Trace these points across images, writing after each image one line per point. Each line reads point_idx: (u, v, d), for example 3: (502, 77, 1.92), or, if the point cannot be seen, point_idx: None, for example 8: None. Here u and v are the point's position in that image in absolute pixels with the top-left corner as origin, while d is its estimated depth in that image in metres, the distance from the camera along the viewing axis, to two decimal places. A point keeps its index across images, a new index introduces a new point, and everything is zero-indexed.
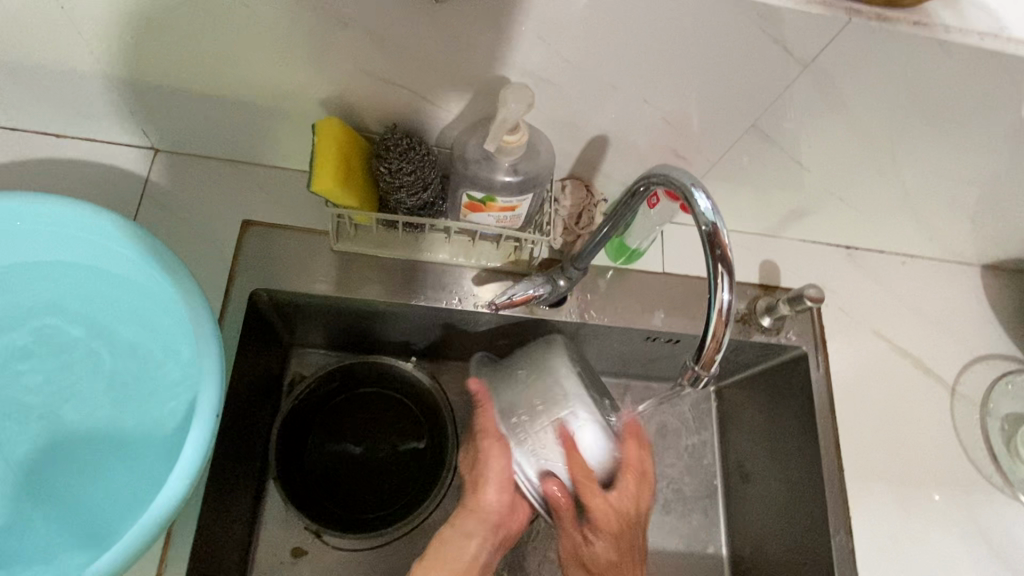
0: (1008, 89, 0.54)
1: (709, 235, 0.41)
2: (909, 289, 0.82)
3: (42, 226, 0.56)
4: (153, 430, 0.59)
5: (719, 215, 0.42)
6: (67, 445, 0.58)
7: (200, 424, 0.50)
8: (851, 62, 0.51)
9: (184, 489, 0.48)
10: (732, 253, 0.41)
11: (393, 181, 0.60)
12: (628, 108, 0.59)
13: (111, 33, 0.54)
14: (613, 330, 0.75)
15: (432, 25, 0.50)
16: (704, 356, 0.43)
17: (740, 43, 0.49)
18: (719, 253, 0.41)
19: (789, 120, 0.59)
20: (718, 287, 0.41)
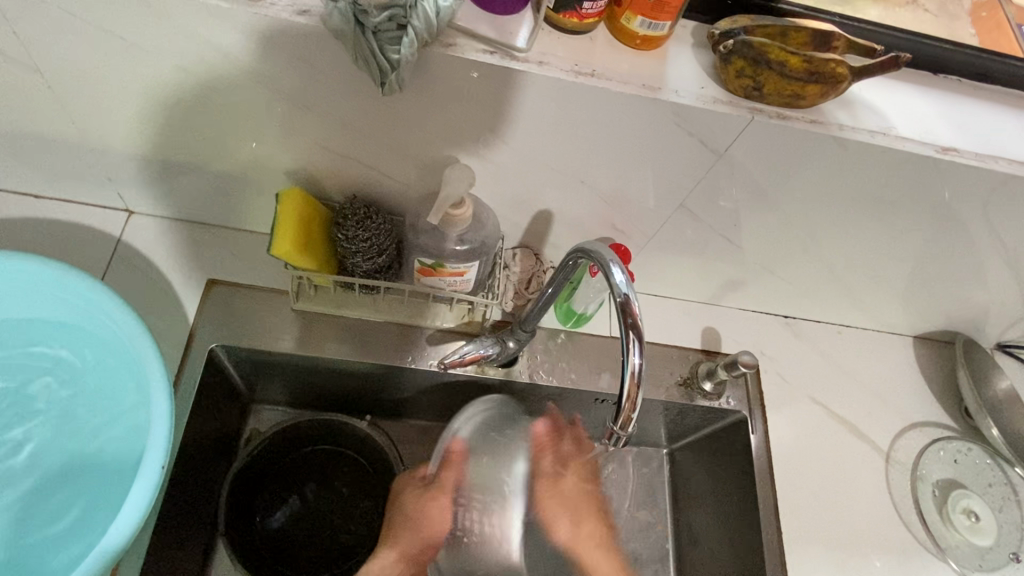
0: (903, 179, 0.60)
1: (623, 305, 0.46)
2: (845, 357, 0.87)
3: (12, 282, 0.59)
4: (105, 481, 0.60)
5: (633, 287, 0.47)
6: (29, 492, 0.61)
7: (144, 479, 0.52)
8: (760, 152, 0.57)
9: (122, 543, 0.50)
10: (642, 321, 0.46)
11: (350, 246, 0.64)
12: (568, 187, 0.64)
13: (96, 104, 0.60)
14: (562, 391, 0.77)
15: (386, 111, 0.56)
16: (621, 415, 0.48)
17: (662, 134, 0.56)
18: (630, 321, 0.46)
19: (716, 200, 0.65)
20: (628, 350, 0.46)
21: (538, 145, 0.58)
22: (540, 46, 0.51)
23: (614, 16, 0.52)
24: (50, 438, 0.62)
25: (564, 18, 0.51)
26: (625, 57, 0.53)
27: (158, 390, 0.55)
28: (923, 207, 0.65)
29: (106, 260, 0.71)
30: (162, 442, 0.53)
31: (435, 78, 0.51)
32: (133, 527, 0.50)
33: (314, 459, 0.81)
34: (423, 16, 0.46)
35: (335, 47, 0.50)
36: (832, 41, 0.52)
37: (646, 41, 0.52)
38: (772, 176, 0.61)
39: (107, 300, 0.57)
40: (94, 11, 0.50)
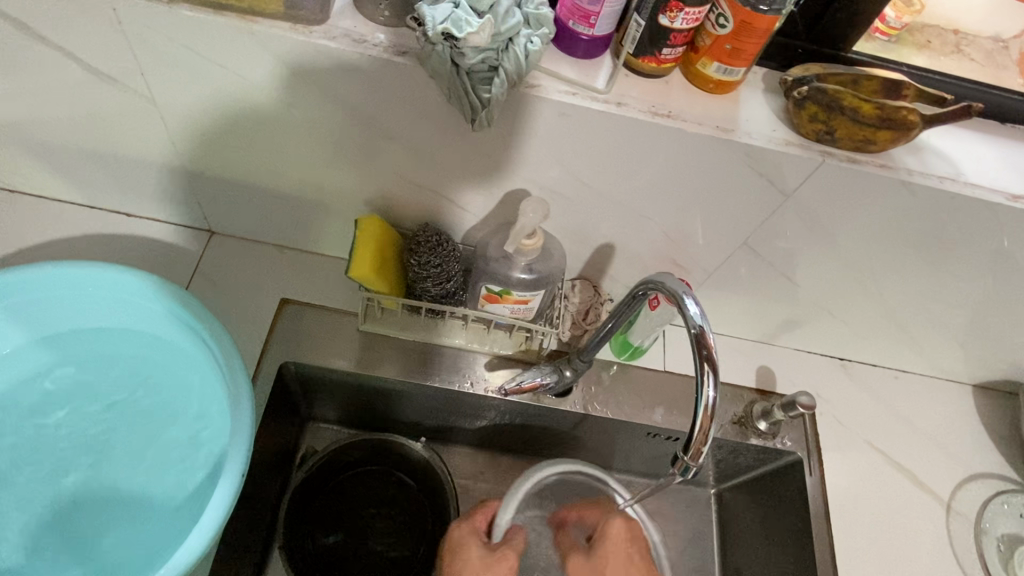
0: (971, 224, 0.61)
1: (698, 337, 0.47)
2: (902, 403, 0.85)
3: (109, 293, 0.62)
4: (178, 484, 0.62)
5: (706, 318, 0.48)
6: (97, 494, 0.62)
7: (227, 482, 0.54)
8: (826, 193, 0.58)
9: (205, 544, 0.52)
10: (716, 354, 0.47)
11: (421, 272, 0.67)
12: (633, 222, 0.66)
13: (198, 130, 0.64)
14: (615, 423, 0.78)
15: (467, 144, 0.59)
16: (692, 447, 0.49)
17: (731, 174, 0.57)
18: (705, 353, 0.46)
19: (778, 240, 0.66)
20: (703, 383, 0.46)
21: (608, 181, 0.60)
22: (619, 88, 0.54)
23: (690, 62, 0.55)
24: (116, 449, 0.64)
25: (642, 63, 0.54)
26: (699, 101, 0.55)
27: (242, 401, 0.58)
28: (989, 254, 0.65)
29: (187, 277, 0.76)
30: (244, 450, 0.56)
31: (517, 115, 0.54)
32: (214, 529, 0.52)
33: (367, 479, 0.83)
34: (515, 57, 0.50)
35: (427, 84, 0.53)
36: (902, 88, 0.54)
37: (719, 86, 0.55)
38: (838, 219, 0.62)
39: (200, 317, 0.61)
40: (212, 47, 0.54)
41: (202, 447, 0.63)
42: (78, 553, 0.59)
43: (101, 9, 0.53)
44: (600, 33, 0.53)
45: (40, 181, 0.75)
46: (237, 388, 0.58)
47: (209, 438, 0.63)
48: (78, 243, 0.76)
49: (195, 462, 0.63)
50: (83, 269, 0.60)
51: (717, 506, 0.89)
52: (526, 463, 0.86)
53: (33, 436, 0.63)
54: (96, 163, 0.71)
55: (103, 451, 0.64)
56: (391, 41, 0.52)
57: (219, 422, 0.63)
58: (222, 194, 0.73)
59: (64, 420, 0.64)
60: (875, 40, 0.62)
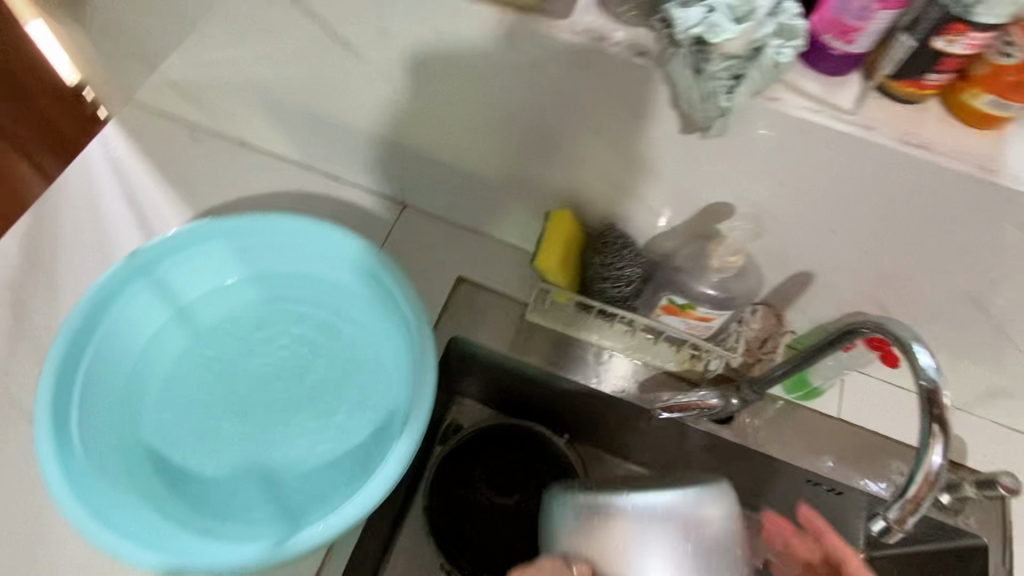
0: None
1: (929, 393, 0.45)
2: None
3: (324, 247, 0.69)
4: (353, 434, 0.66)
5: (940, 374, 0.45)
6: (277, 429, 0.66)
7: (408, 440, 0.58)
8: None
9: (387, 489, 0.56)
10: (949, 416, 0.44)
11: (602, 272, 0.68)
12: (843, 254, 0.61)
13: (418, 108, 0.68)
14: (776, 462, 0.73)
15: (682, 153, 0.57)
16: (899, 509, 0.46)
17: (980, 221, 0.52)
18: (938, 413, 0.44)
19: (1015, 299, 0.59)
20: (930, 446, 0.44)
21: (828, 209, 0.56)
22: (867, 111, 0.50)
23: (954, 89, 0.50)
24: (296, 390, 0.67)
25: (899, 87, 0.50)
26: (959, 135, 0.50)
27: (430, 370, 0.62)
28: None
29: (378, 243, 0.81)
30: (426, 416, 0.59)
31: (748, 129, 0.52)
32: (392, 480, 0.56)
33: (507, 466, 0.83)
34: (763, 69, 0.47)
35: (659, 88, 0.52)
36: None
37: (987, 120, 0.49)
38: None
39: (402, 285, 0.65)
40: (453, 34, 0.56)
41: (379, 401, 0.67)
42: (258, 480, 0.63)
43: None
44: (858, 50, 0.49)
45: (268, 137, 0.83)
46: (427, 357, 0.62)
47: (387, 395, 0.67)
48: (293, 199, 0.83)
49: (371, 416, 0.66)
50: (310, 224, 0.67)
51: None
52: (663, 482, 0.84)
53: (227, 363, 0.68)
54: (321, 127, 0.78)
55: (284, 391, 0.67)
56: (632, 40, 0.52)
57: (400, 382, 0.67)
58: (422, 171, 0.77)
59: (256, 356, 0.68)
60: None
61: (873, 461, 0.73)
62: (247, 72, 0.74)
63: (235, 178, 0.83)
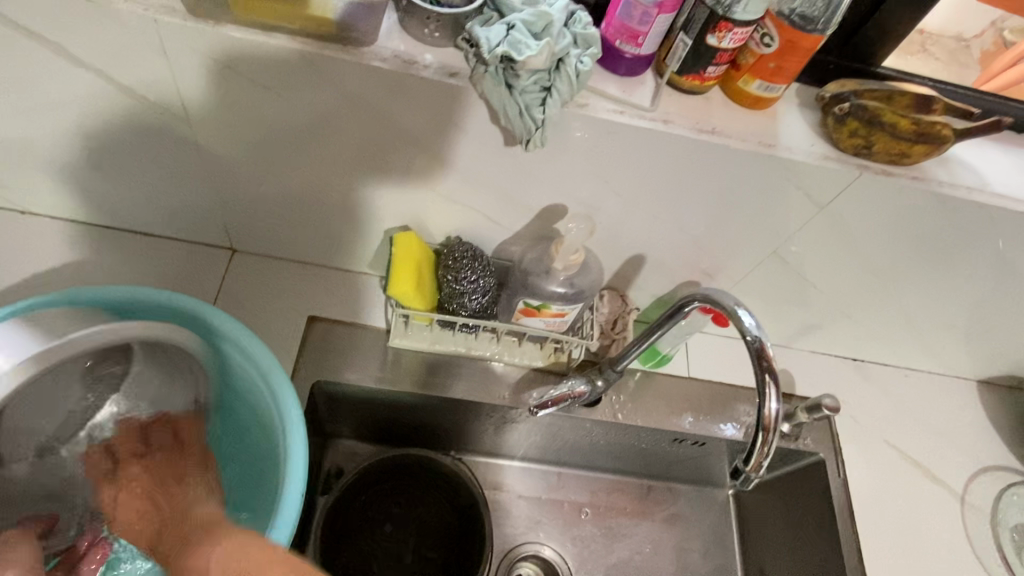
0: (991, 228, 0.63)
1: (757, 348, 0.50)
2: (914, 400, 0.88)
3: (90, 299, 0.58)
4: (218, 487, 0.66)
5: (759, 331, 0.50)
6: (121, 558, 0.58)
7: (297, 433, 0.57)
8: (859, 205, 0.60)
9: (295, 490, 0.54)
10: (776, 364, 0.49)
11: (457, 288, 0.68)
12: (668, 234, 0.67)
13: (229, 146, 0.62)
14: (644, 430, 0.79)
15: (511, 164, 0.59)
16: (751, 459, 0.51)
17: (770, 189, 0.59)
18: (766, 364, 0.49)
19: (809, 247, 0.67)
20: (767, 395, 0.49)
21: (650, 196, 0.61)
22: (664, 106, 0.55)
23: (730, 78, 0.56)
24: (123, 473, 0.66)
25: (686, 81, 0.55)
26: (741, 117, 0.56)
27: (298, 471, 0.55)
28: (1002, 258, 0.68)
29: (214, 297, 0.74)
30: (292, 526, 0.53)
31: (566, 135, 0.54)
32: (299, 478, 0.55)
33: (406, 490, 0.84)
34: (567, 77, 0.50)
35: (476, 105, 0.53)
36: (933, 103, 0.56)
37: (760, 102, 0.56)
38: (866, 228, 0.64)
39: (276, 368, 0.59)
40: (255, 66, 0.53)
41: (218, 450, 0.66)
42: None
43: (137, 20, 0.50)
44: (646, 52, 0.53)
45: (53, 200, 0.72)
46: (296, 454, 0.56)
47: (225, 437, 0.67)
48: (97, 265, 0.73)
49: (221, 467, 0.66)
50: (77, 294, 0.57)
51: (737, 506, 0.92)
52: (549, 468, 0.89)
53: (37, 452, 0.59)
54: (114, 181, 0.69)
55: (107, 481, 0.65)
56: (441, 61, 0.52)
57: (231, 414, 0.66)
58: (247, 214, 0.72)
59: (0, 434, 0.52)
60: (919, 51, 0.63)
61: (724, 409, 0.81)
62: (5, 130, 0.63)
63: (21, 253, 0.72)
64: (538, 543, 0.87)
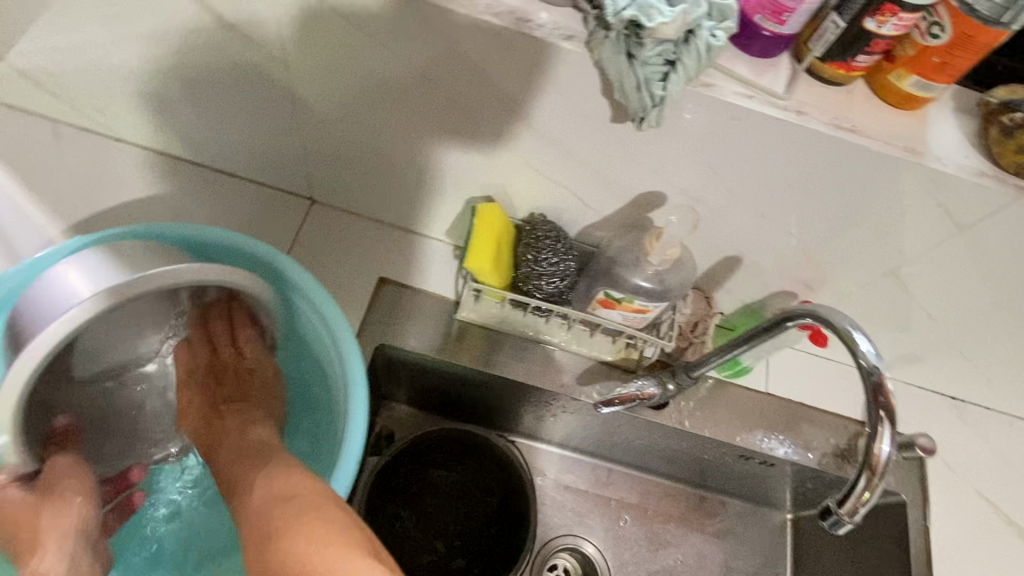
0: None
1: (874, 382, 0.44)
2: (1016, 450, 0.80)
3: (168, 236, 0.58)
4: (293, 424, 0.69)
5: (878, 361, 0.44)
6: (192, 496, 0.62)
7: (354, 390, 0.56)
8: (1007, 230, 0.53)
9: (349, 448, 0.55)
10: (894, 402, 0.44)
11: (535, 269, 0.64)
12: (773, 237, 0.61)
13: (321, 94, 0.60)
14: (710, 441, 0.74)
15: (615, 143, 0.54)
16: (847, 502, 0.46)
17: (904, 202, 0.52)
18: (883, 401, 0.44)
19: (930, 270, 0.60)
20: (879, 435, 0.43)
21: (763, 193, 0.55)
22: (798, 94, 0.49)
23: (879, 70, 0.49)
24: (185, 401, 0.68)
25: (828, 68, 0.48)
26: (885, 116, 0.49)
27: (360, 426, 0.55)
28: None
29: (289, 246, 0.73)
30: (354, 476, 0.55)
31: (681, 116, 0.49)
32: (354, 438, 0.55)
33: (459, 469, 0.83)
34: (696, 51, 0.45)
35: (589, 74, 0.48)
36: None
37: (910, 100, 0.49)
38: (1003, 257, 0.56)
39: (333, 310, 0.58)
40: (358, 11, 0.49)
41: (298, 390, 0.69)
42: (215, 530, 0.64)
43: None
44: (788, 31, 0.47)
45: (144, 131, 0.72)
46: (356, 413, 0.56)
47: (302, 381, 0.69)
48: (180, 201, 0.73)
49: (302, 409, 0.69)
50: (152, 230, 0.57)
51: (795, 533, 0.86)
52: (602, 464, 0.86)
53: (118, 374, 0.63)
54: (204, 118, 0.68)
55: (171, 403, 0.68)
56: (557, 22, 0.47)
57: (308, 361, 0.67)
58: (329, 167, 0.70)
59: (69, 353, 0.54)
60: None
61: (801, 432, 0.75)
62: (106, 56, 0.62)
63: (110, 181, 0.72)
64: (581, 538, 0.84)
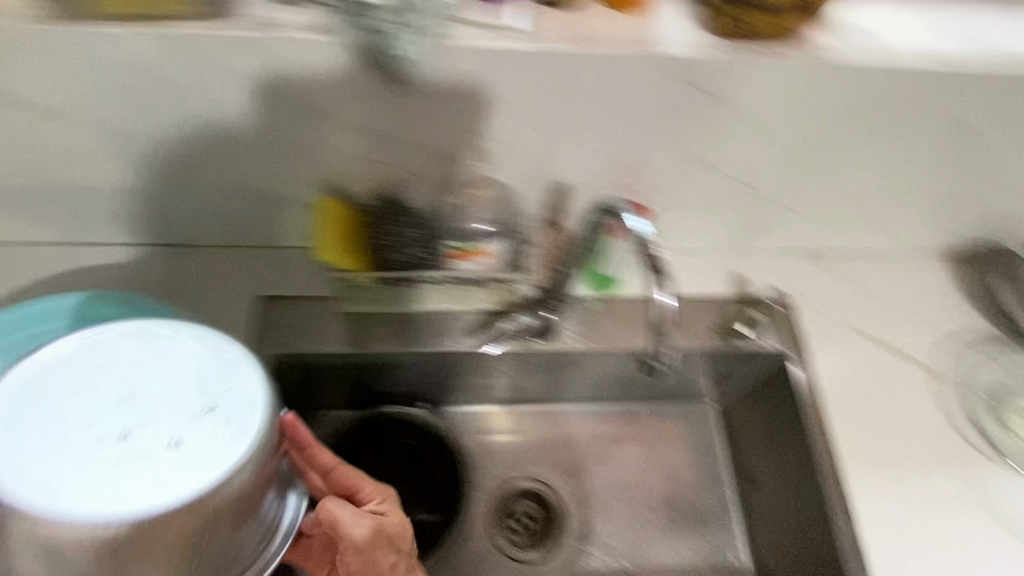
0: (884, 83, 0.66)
1: None
2: (876, 281, 0.87)
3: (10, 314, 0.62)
4: None
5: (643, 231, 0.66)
6: None
7: None
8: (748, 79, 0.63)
9: None
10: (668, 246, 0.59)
11: (387, 242, 0.69)
12: (580, 154, 0.69)
13: (148, 136, 0.66)
14: (602, 354, 0.80)
15: (409, 110, 0.63)
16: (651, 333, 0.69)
17: (652, 86, 0.62)
18: None
19: (717, 134, 0.68)
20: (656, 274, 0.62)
21: (549, 108, 0.64)
22: (539, 26, 0.61)
23: None
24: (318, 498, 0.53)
25: None
26: (614, 21, 0.62)
27: None
28: (912, 104, 0.69)
29: (161, 291, 0.74)
30: None
31: None
32: None
33: (391, 446, 0.86)
34: (421, 12, 0.56)
35: (353, 54, 0.59)
36: None
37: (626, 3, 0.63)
38: (763, 100, 0.65)
39: None
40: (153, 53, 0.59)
41: None
42: None
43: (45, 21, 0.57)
44: None
45: None
46: None
47: None
48: (32, 278, 0.73)
49: None
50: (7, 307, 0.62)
51: (720, 419, 0.94)
52: (522, 399, 0.91)
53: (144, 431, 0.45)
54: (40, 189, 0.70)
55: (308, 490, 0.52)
56: (314, 21, 0.59)
57: None
58: (175, 205, 0.73)
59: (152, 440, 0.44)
60: None
61: (681, 318, 0.81)
62: None
63: None
64: (524, 479, 0.90)
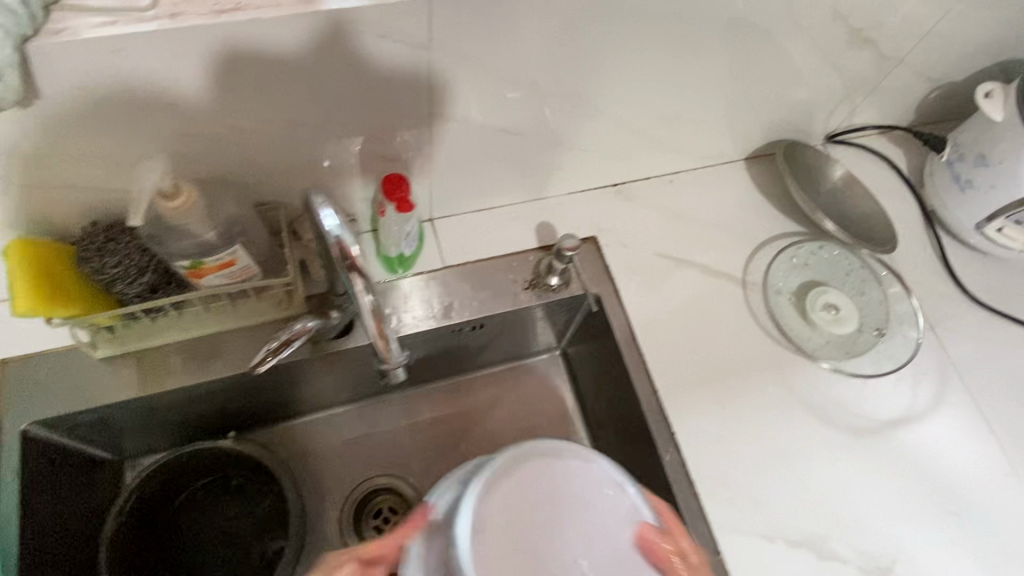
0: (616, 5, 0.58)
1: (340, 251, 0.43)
2: (683, 200, 0.85)
3: None
4: None
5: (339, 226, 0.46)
6: None
7: None
8: (454, 25, 0.55)
9: None
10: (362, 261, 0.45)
11: (106, 277, 0.60)
12: (306, 135, 0.61)
13: None
14: (412, 337, 0.75)
15: (66, 128, 0.53)
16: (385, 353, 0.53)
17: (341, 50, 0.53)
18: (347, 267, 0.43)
19: (456, 93, 0.62)
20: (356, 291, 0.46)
21: (249, 104, 0.56)
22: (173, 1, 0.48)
23: None
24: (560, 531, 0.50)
25: None
26: None
27: None
28: (663, 31, 0.64)
29: None
30: None
31: (79, 73, 0.48)
32: None
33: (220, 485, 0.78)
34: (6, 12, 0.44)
35: None
36: None
37: None
38: (491, 52, 0.59)
39: None
40: None
41: None
42: None
43: None
44: None
45: None
46: None
47: None
48: None
49: None
50: None
51: (567, 363, 0.94)
52: (358, 395, 0.88)
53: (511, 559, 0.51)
54: None
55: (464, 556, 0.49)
56: None
57: None
58: None
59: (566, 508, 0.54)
60: None
61: (486, 283, 0.77)
62: None
63: None
64: (375, 475, 0.86)
